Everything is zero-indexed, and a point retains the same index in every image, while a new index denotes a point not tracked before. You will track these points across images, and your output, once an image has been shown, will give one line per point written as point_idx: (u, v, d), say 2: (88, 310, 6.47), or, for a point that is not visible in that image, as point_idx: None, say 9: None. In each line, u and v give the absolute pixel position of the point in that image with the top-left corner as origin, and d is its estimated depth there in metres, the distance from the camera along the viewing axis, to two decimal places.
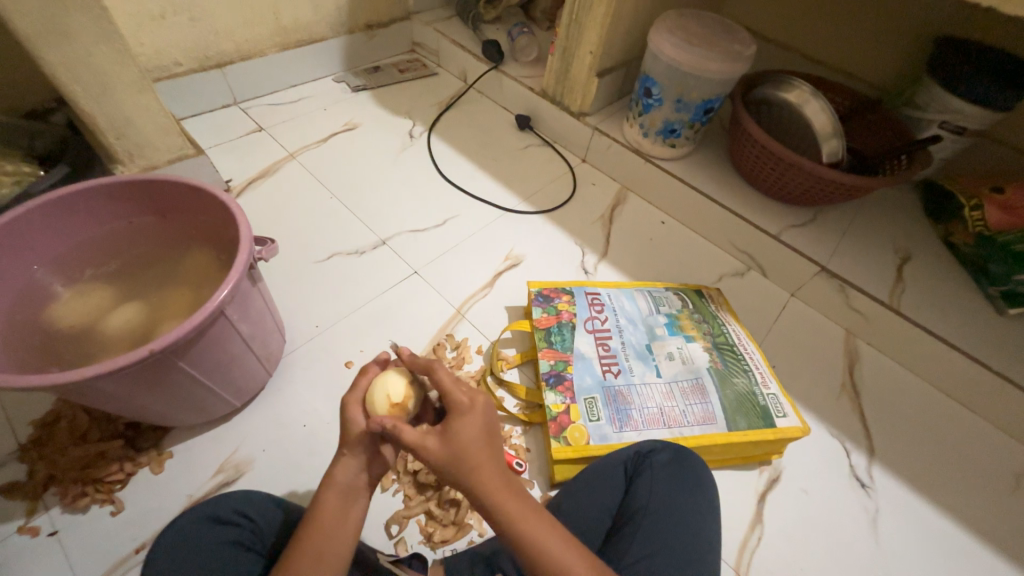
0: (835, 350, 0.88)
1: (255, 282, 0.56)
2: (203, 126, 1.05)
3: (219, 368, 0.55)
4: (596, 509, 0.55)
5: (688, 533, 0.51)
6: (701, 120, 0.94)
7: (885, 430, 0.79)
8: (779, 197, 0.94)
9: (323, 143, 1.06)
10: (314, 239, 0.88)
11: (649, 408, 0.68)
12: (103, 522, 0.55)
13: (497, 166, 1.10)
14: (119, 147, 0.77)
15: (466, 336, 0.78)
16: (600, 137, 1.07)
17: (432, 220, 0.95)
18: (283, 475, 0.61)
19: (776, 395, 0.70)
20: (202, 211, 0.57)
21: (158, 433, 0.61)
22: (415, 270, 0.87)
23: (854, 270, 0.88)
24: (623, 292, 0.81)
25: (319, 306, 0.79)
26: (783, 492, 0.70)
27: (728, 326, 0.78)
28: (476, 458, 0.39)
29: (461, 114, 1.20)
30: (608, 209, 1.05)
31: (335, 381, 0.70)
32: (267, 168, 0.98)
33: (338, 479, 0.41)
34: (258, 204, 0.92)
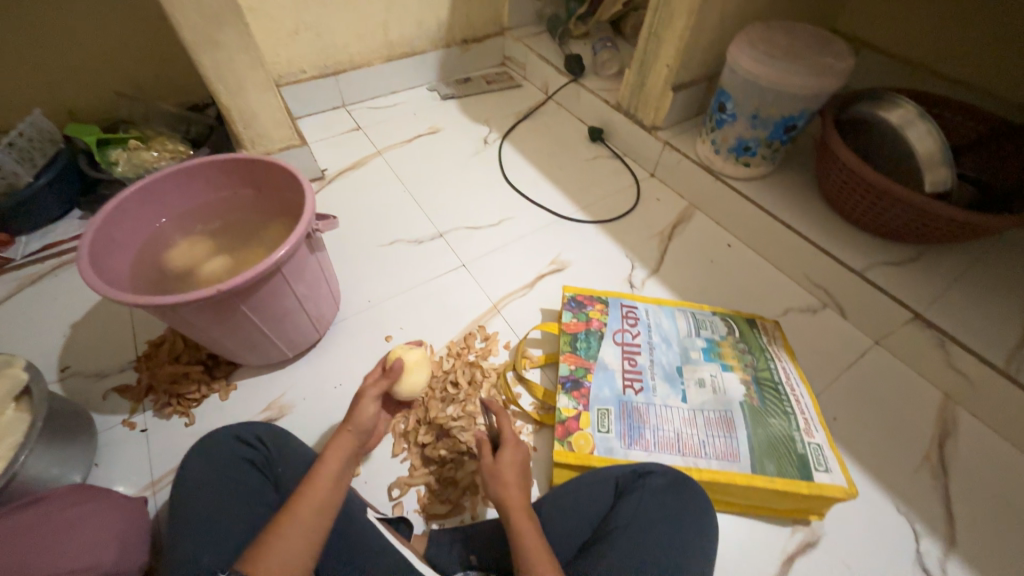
0: (922, 412, 0.75)
1: (314, 251, 0.66)
2: (315, 124, 1.23)
3: (276, 318, 0.64)
4: (580, 519, 0.55)
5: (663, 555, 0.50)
6: (781, 138, 0.87)
7: (977, 521, 0.64)
8: (870, 229, 0.83)
9: (407, 143, 1.18)
10: (383, 225, 0.98)
11: (664, 431, 0.64)
12: (177, 429, 0.68)
13: (561, 174, 1.12)
14: (245, 135, 0.95)
15: (496, 331, 0.82)
16: (670, 151, 1.04)
17: (488, 219, 1.01)
18: (316, 423, 0.70)
19: (819, 446, 0.62)
20: (286, 187, 0.68)
21: (229, 367, 0.73)
22: (462, 263, 0.92)
23: (961, 322, 0.74)
24: (663, 309, 0.78)
25: (374, 284, 0.88)
26: (819, 559, 0.61)
27: (777, 363, 0.71)
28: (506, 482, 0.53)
29: (536, 123, 1.25)
30: (670, 225, 1.01)
31: (375, 352, 0.78)
32: (357, 161, 1.12)
33: (321, 477, 0.48)
34: (343, 191, 1.05)
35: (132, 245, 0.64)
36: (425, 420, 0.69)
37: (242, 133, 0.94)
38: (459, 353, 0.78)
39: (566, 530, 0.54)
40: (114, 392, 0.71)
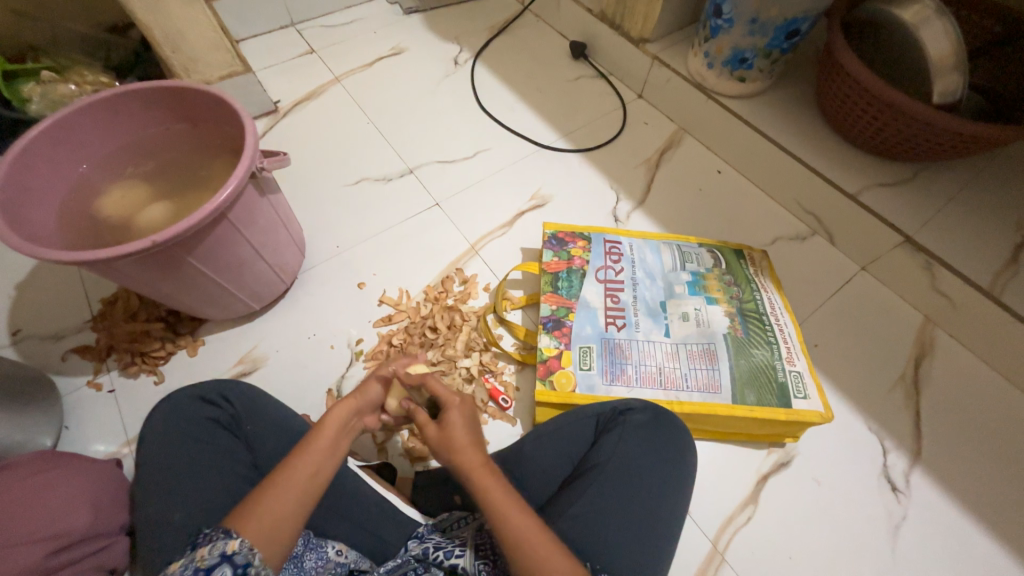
0: (901, 335, 0.75)
1: (263, 193, 0.59)
2: (261, 47, 1.08)
3: (231, 269, 0.59)
4: (561, 457, 0.55)
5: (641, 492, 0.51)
6: (780, 46, 0.78)
7: (943, 436, 0.67)
8: (869, 148, 0.78)
9: (368, 67, 1.06)
10: (347, 163, 0.90)
11: (647, 366, 0.64)
12: (146, 387, 0.65)
13: (540, 98, 1.02)
14: (176, 61, 0.83)
15: (475, 273, 0.78)
16: (659, 68, 0.94)
17: (462, 152, 0.93)
18: (291, 375, 0.68)
19: (799, 374, 0.62)
20: (223, 119, 0.60)
21: (194, 322, 0.69)
22: (436, 201, 0.86)
23: (952, 244, 0.72)
24: (648, 243, 0.74)
25: (341, 228, 0.82)
26: (792, 477, 0.63)
27: (763, 293, 0.69)
28: (461, 441, 0.44)
29: (512, 40, 1.12)
30: (657, 151, 0.94)
31: (348, 299, 0.74)
32: (313, 91, 1.01)
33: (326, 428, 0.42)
34: (300, 126, 0.95)
35: (55, 194, 0.57)
36: None
37: (171, 58, 0.82)
38: (437, 298, 0.74)
39: (546, 467, 0.55)
40: (74, 354, 0.67)
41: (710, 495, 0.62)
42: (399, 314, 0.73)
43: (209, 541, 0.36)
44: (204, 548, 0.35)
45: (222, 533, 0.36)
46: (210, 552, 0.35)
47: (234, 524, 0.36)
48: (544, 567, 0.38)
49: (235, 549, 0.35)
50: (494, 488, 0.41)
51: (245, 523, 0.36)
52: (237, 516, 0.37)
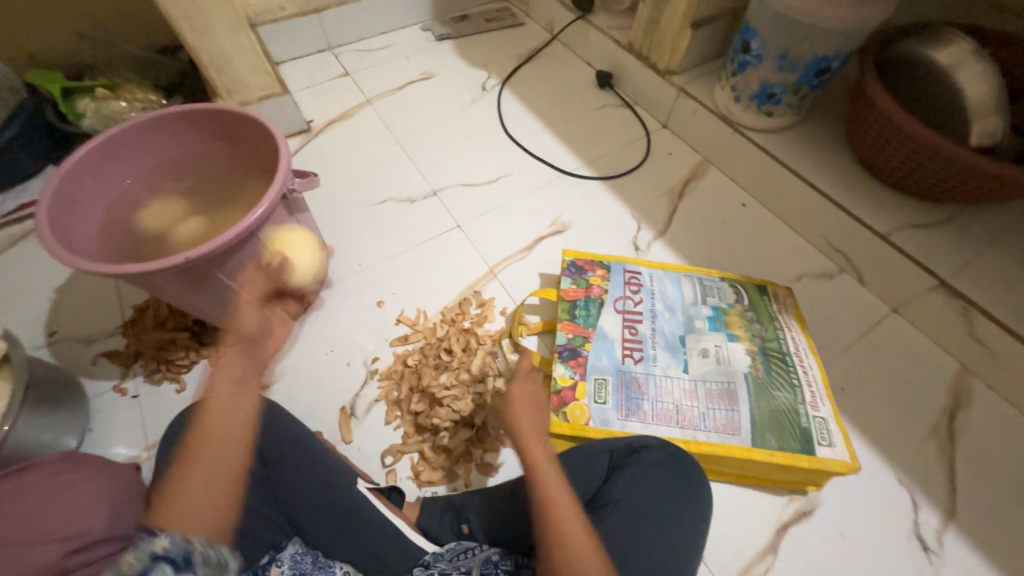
0: (935, 383, 0.72)
1: (292, 213, 0.61)
2: (299, 70, 1.13)
3: (257, 284, 0.61)
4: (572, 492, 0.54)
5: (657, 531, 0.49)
6: (810, 82, 0.77)
7: (981, 494, 0.63)
8: (901, 188, 0.76)
9: (399, 91, 1.09)
10: (373, 183, 0.92)
11: (663, 403, 0.62)
12: (168, 395, 0.67)
13: (565, 125, 1.04)
14: (219, 82, 0.87)
15: (493, 296, 0.78)
16: (685, 99, 0.95)
17: (485, 176, 0.95)
18: (307, 391, 0.69)
19: (824, 420, 0.59)
20: (259, 141, 0.62)
21: (218, 333, 0.71)
22: (458, 223, 0.87)
23: (990, 291, 0.69)
24: (668, 275, 0.73)
25: (364, 246, 0.83)
26: (814, 528, 0.60)
27: (787, 332, 0.67)
28: (525, 423, 0.52)
29: (539, 68, 1.15)
30: (681, 182, 0.94)
31: (366, 317, 0.75)
32: (345, 112, 1.04)
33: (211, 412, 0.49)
34: (330, 145, 0.98)
35: (100, 207, 0.59)
36: (418, 388, 0.68)
37: (216, 80, 0.87)
38: (454, 320, 0.75)
39: None
40: (104, 358, 0.69)
41: (726, 542, 0.59)
42: (416, 334, 0.73)
43: (139, 544, 0.34)
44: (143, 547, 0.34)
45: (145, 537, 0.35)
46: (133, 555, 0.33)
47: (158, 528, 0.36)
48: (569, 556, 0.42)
49: (164, 548, 0.33)
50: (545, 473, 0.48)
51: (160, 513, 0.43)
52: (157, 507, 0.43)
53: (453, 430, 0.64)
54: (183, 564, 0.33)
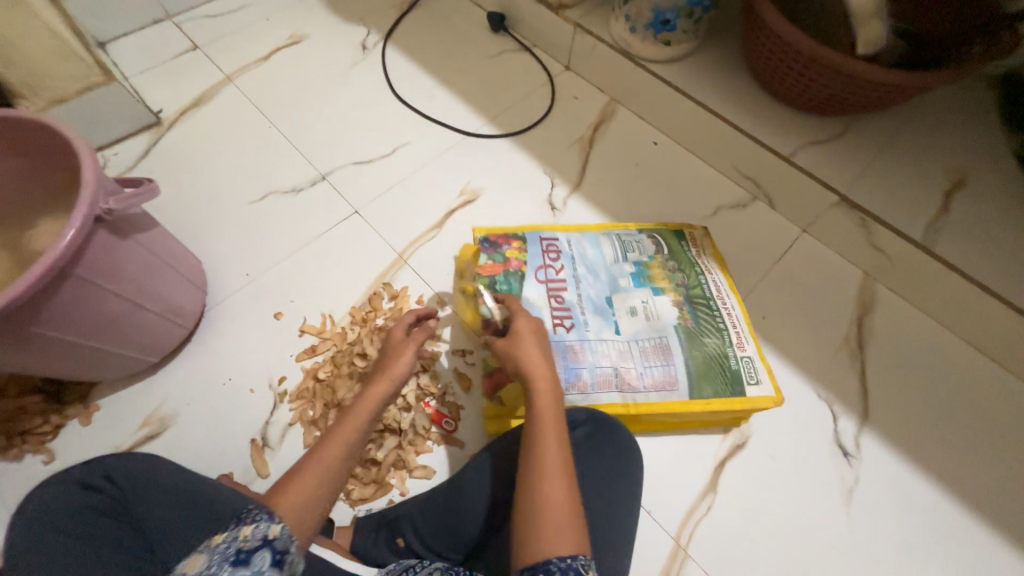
0: (845, 295, 0.75)
1: (125, 235, 0.50)
2: (133, 48, 0.93)
3: (103, 327, 0.51)
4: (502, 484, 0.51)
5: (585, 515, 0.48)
6: (701, 3, 0.72)
7: (888, 393, 0.67)
8: (800, 106, 0.75)
9: (264, 61, 0.94)
10: (249, 176, 0.80)
11: (602, 367, 0.60)
12: (35, 468, 0.57)
13: (460, 80, 0.94)
14: (13, 77, 0.69)
15: (405, 285, 0.72)
16: (582, 36, 0.87)
17: (380, 149, 0.85)
18: (208, 430, 0.61)
19: (751, 359, 0.60)
20: (63, 154, 0.50)
21: (84, 387, 0.61)
22: (355, 209, 0.78)
23: (885, 199, 0.70)
24: (587, 236, 0.70)
25: (249, 252, 0.73)
26: (747, 458, 0.62)
27: (708, 276, 0.66)
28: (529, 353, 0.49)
29: (424, 15, 1.02)
30: (590, 127, 0.89)
31: (264, 334, 0.67)
32: (201, 95, 0.88)
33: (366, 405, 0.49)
34: (189, 138, 0.83)
35: None
36: (336, 403, 0.62)
37: (6, 75, 0.69)
38: (365, 319, 0.68)
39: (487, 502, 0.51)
40: None
41: (669, 490, 0.60)
42: (324, 343, 0.66)
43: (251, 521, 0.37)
44: (244, 530, 0.37)
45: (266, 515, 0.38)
46: (253, 534, 0.36)
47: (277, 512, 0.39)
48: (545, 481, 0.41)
49: (275, 533, 0.37)
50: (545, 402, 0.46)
51: (281, 499, 0.41)
52: (274, 494, 0.41)
53: (378, 441, 0.60)
54: (277, 563, 0.36)
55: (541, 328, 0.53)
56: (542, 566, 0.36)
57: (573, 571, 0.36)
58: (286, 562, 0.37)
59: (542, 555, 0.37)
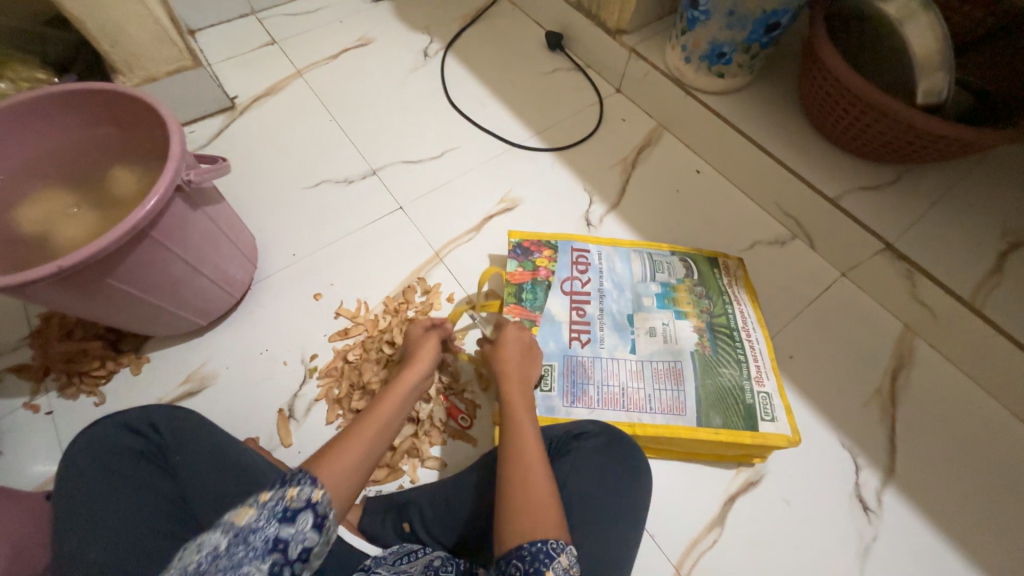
0: (881, 346, 0.72)
1: (196, 206, 0.55)
2: (218, 38, 1.02)
3: (164, 287, 0.56)
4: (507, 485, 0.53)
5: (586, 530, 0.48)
6: (760, 40, 0.73)
7: (918, 452, 0.65)
8: (851, 149, 0.74)
9: (333, 60, 1.00)
10: (307, 164, 0.85)
11: (609, 386, 0.61)
12: (87, 408, 0.62)
13: (513, 93, 0.97)
14: (116, 55, 0.77)
15: (438, 282, 0.74)
16: (636, 61, 0.89)
17: (429, 151, 0.89)
18: (242, 394, 0.65)
19: (768, 395, 0.60)
20: (151, 124, 0.55)
21: (138, 339, 0.66)
22: (400, 205, 0.82)
23: (933, 252, 0.68)
24: (618, 251, 0.71)
25: (298, 234, 0.78)
26: (760, 497, 0.61)
27: (736, 306, 0.66)
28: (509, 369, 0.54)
29: (485, 29, 1.06)
30: (634, 150, 0.90)
31: (303, 312, 0.71)
32: (273, 85, 0.95)
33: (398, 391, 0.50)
34: (258, 124, 0.90)
35: None
36: (359, 385, 0.65)
37: (111, 53, 0.77)
38: (397, 310, 0.71)
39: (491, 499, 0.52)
40: (10, 373, 0.63)
41: (675, 518, 0.60)
42: (357, 327, 0.70)
43: (296, 481, 0.35)
44: (291, 488, 0.34)
45: (309, 478, 0.35)
46: (299, 495, 0.34)
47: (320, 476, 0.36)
48: (526, 478, 0.42)
49: (318, 498, 0.35)
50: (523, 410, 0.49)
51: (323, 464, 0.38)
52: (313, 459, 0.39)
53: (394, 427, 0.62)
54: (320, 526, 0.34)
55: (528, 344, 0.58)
56: (514, 553, 0.36)
57: (542, 555, 0.36)
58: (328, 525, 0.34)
59: (514, 543, 0.37)
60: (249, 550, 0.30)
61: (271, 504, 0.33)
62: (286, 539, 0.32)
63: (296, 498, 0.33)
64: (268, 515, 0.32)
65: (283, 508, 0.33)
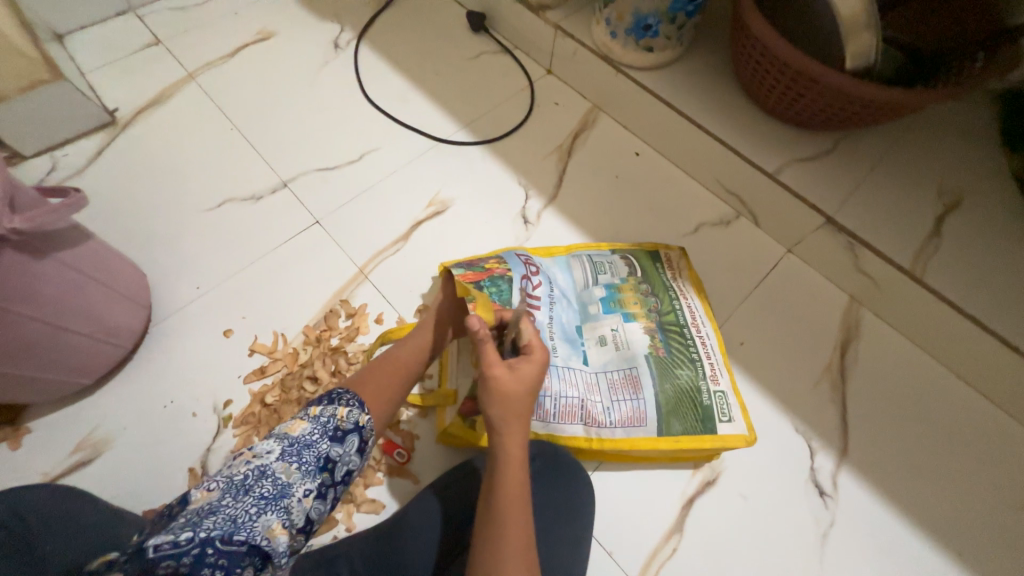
0: (829, 322, 0.71)
1: (40, 255, 0.47)
2: (91, 43, 0.89)
3: (18, 351, 0.49)
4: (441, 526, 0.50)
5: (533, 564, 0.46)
6: (685, 9, 0.68)
7: (869, 427, 0.64)
8: (787, 120, 0.71)
9: (229, 59, 0.89)
10: (206, 182, 0.76)
11: (567, 399, 0.57)
12: None
13: (436, 82, 0.89)
14: None
15: (364, 302, 0.68)
16: (563, 39, 0.83)
17: (347, 155, 0.80)
18: (147, 455, 0.57)
19: (724, 394, 0.57)
20: None
21: (13, 408, 0.57)
22: (318, 219, 0.74)
23: (873, 222, 0.67)
24: (557, 260, 0.66)
25: (201, 264, 0.69)
26: (718, 497, 0.59)
27: (684, 301, 0.63)
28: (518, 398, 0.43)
29: (401, 13, 0.97)
30: (570, 136, 0.85)
31: (213, 353, 0.63)
32: (161, 93, 0.84)
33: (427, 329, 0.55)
34: (146, 140, 0.79)
35: None
36: None
37: None
38: (319, 339, 0.64)
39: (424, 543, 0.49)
40: None
41: (634, 531, 0.57)
42: (274, 364, 0.63)
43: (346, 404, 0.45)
44: (341, 410, 0.44)
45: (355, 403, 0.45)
46: (349, 417, 0.44)
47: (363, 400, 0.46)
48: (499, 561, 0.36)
49: (364, 423, 0.45)
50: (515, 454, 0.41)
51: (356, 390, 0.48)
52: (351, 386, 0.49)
53: None
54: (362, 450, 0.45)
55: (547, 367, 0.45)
56: None
57: None
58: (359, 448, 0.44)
59: None
60: (301, 463, 0.41)
61: (323, 422, 0.44)
62: (335, 456, 0.42)
63: (345, 420, 0.44)
64: (319, 433, 0.42)
65: (333, 427, 0.43)
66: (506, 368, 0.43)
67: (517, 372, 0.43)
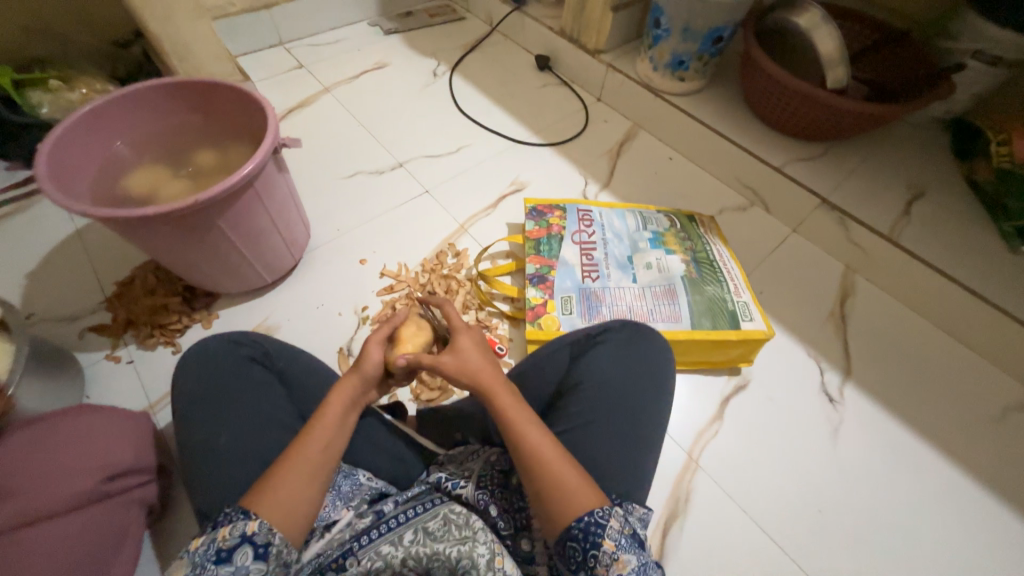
0: (828, 282, 0.89)
1: (280, 169, 0.66)
2: (254, 63, 1.17)
3: (251, 238, 0.67)
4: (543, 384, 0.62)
5: (626, 403, 0.58)
6: (710, 50, 0.94)
7: (866, 356, 0.80)
8: (788, 131, 0.94)
9: (355, 79, 1.16)
10: (341, 160, 0.99)
11: (619, 305, 0.75)
12: (166, 356, 0.70)
13: (512, 103, 1.15)
14: (181, 69, 0.90)
15: (465, 247, 0.87)
16: (613, 74, 1.09)
17: (446, 148, 1.04)
18: (305, 339, 0.74)
19: (746, 303, 0.74)
20: (240, 110, 0.67)
21: (209, 299, 0.75)
22: (426, 190, 0.96)
23: (858, 202, 0.87)
24: (614, 211, 0.86)
25: (340, 214, 0.90)
26: (748, 397, 0.74)
27: (713, 246, 0.82)
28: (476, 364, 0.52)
29: (483, 55, 1.26)
30: (617, 143, 1.09)
31: (351, 273, 0.82)
32: (305, 100, 1.10)
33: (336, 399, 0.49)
34: (295, 130, 1.03)
35: (86, 173, 0.62)
36: None
37: (177, 67, 0.89)
38: (434, 268, 0.83)
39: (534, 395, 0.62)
40: (91, 332, 0.71)
41: (684, 417, 0.72)
42: (401, 283, 0.81)
43: (233, 519, 0.40)
44: (224, 529, 0.40)
45: (241, 514, 0.40)
46: (232, 532, 0.39)
47: (251, 506, 0.41)
48: (562, 480, 0.43)
49: (253, 530, 0.39)
50: (512, 408, 0.48)
51: (263, 502, 0.41)
52: (254, 497, 0.41)
53: None
54: (262, 551, 0.39)
55: (479, 338, 0.56)
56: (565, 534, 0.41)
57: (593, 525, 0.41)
58: (274, 553, 0.40)
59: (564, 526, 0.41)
60: None
61: (206, 548, 0.39)
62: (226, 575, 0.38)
63: (226, 537, 0.39)
64: (204, 559, 0.38)
65: (216, 551, 0.38)
66: (457, 350, 0.53)
67: (469, 349, 0.53)
